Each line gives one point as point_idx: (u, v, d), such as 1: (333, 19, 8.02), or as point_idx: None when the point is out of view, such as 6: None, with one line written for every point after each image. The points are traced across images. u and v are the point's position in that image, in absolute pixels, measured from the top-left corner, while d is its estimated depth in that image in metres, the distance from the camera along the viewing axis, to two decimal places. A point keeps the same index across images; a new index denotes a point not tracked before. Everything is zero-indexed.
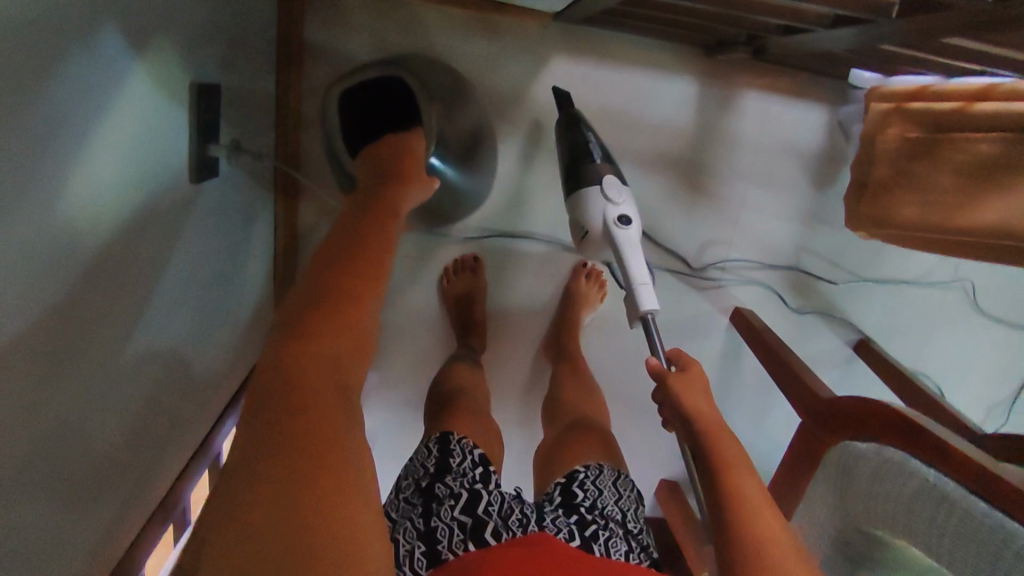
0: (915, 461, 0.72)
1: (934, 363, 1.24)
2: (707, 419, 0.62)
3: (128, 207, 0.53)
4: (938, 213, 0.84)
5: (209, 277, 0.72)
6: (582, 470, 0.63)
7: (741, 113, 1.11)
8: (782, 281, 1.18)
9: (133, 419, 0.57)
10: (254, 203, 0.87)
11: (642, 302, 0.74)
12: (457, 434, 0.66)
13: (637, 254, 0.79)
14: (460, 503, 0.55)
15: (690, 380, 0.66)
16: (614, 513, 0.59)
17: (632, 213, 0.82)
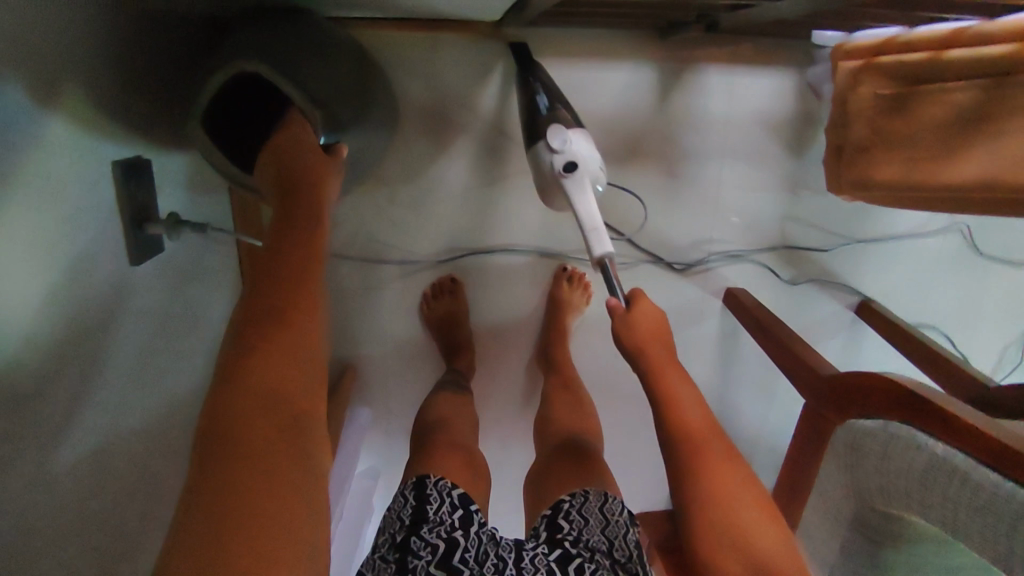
0: (921, 434, 0.69)
1: (935, 315, 1.21)
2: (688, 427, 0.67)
3: (78, 314, 0.53)
4: (919, 171, 0.80)
5: (175, 354, 0.72)
6: (569, 498, 0.76)
7: (704, 90, 1.05)
8: (770, 256, 1.15)
9: (110, 516, 0.58)
10: (222, 265, 0.86)
11: (596, 251, 0.77)
12: (432, 476, 0.76)
13: (587, 202, 0.78)
14: (435, 557, 0.67)
15: (640, 337, 0.71)
16: (598, 544, 0.71)
17: (580, 157, 0.79)
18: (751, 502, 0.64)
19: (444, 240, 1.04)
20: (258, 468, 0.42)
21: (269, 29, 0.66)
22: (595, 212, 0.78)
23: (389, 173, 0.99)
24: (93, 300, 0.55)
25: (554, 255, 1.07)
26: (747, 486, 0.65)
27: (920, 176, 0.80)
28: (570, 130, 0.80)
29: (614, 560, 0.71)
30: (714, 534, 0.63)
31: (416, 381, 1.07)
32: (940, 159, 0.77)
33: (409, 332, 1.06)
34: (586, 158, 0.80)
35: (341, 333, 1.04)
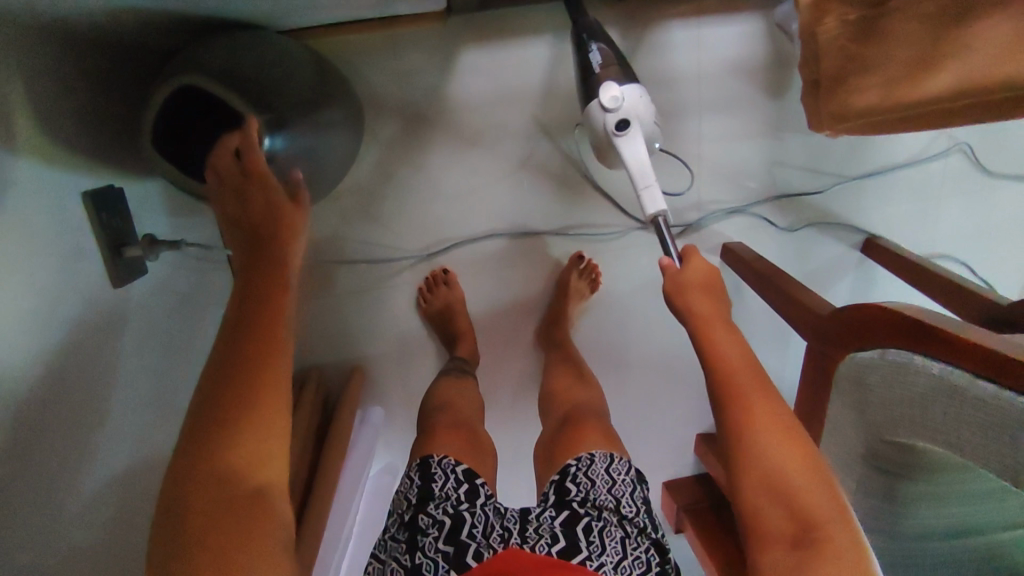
0: (920, 357, 0.68)
1: (945, 242, 1.17)
2: (727, 384, 0.66)
3: (68, 339, 0.57)
4: (893, 96, 0.76)
5: (173, 370, 0.75)
6: (575, 463, 0.78)
7: (671, 47, 1.03)
8: (764, 205, 1.13)
9: (121, 522, 0.63)
10: (215, 285, 0.90)
11: (648, 208, 0.82)
12: (436, 456, 0.81)
13: (640, 162, 0.82)
14: (442, 533, 0.70)
15: (692, 297, 0.74)
16: (607, 502, 0.74)
17: (631, 115, 0.83)
18: (797, 455, 0.61)
19: (430, 234, 1.06)
20: (214, 539, 0.43)
21: (217, 49, 0.67)
22: (648, 168, 0.83)
23: (368, 177, 1.01)
24: (83, 324, 0.59)
25: (537, 233, 1.08)
26: (791, 439, 0.62)
27: (898, 96, 0.75)
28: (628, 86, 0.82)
29: (621, 516, 0.74)
30: (758, 489, 0.60)
31: (422, 373, 1.09)
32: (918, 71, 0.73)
33: (411, 327, 1.08)
34: (637, 116, 0.83)
35: (344, 338, 1.07)
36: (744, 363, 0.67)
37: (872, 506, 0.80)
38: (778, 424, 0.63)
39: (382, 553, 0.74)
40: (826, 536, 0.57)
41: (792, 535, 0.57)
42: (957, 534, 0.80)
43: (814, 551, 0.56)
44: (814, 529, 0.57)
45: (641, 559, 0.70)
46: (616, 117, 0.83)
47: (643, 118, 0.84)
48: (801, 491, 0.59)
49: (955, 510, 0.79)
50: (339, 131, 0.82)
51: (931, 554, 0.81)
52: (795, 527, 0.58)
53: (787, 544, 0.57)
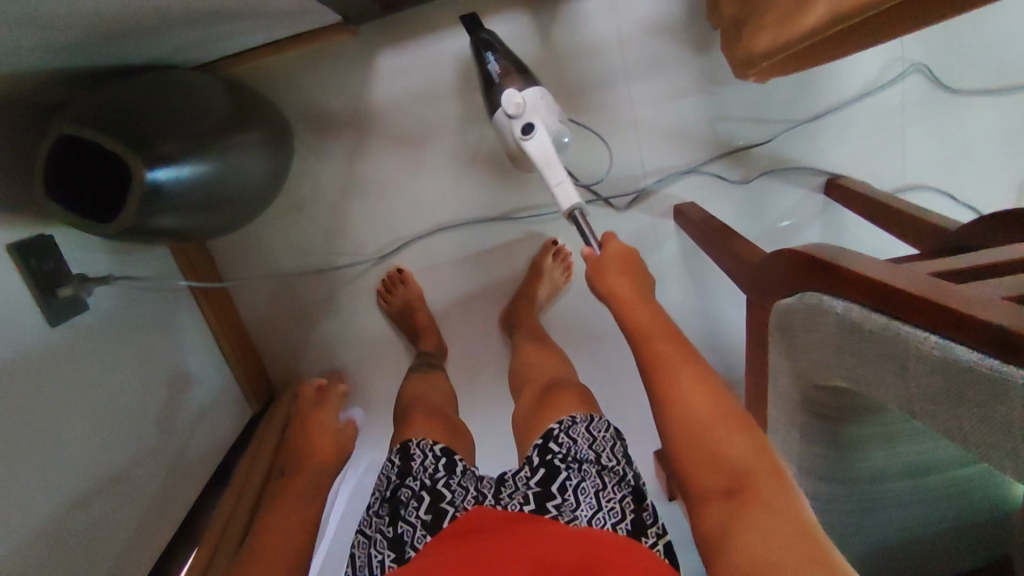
0: (829, 299, 0.66)
1: (915, 172, 1.12)
2: (652, 353, 0.65)
3: (11, 371, 0.63)
4: (794, 20, 0.76)
5: (138, 390, 0.82)
6: (557, 425, 0.80)
7: (587, 18, 1.03)
8: (711, 161, 1.11)
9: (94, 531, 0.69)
10: (179, 310, 0.97)
11: (564, 203, 0.84)
12: (415, 439, 0.85)
13: (550, 162, 0.86)
14: (422, 503, 0.74)
15: (610, 280, 0.75)
16: (586, 456, 0.77)
17: (535, 118, 0.86)
18: (722, 412, 0.58)
19: (384, 236, 1.11)
20: None
21: (112, 90, 0.70)
22: (557, 165, 0.86)
23: (317, 189, 1.07)
24: (26, 358, 0.66)
25: (486, 219, 1.11)
26: (714, 395, 0.60)
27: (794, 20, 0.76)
28: (528, 92, 0.87)
29: (602, 468, 0.76)
30: (688, 446, 0.57)
31: (391, 369, 1.14)
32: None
33: (376, 328, 1.13)
34: (541, 121, 0.87)
35: (319, 345, 1.13)
36: (667, 336, 0.67)
37: (821, 454, 0.78)
38: (701, 386, 0.61)
39: (366, 529, 0.77)
40: (757, 485, 0.52)
41: (726, 488, 0.53)
42: (922, 470, 0.79)
43: (747, 501, 0.52)
44: (747, 482, 0.53)
45: (616, 508, 0.72)
46: (521, 123, 0.86)
47: (548, 120, 0.88)
48: (728, 445, 0.56)
49: (918, 447, 0.78)
50: (261, 150, 0.87)
51: (897, 492, 0.80)
52: (726, 480, 0.54)
53: (722, 498, 0.53)
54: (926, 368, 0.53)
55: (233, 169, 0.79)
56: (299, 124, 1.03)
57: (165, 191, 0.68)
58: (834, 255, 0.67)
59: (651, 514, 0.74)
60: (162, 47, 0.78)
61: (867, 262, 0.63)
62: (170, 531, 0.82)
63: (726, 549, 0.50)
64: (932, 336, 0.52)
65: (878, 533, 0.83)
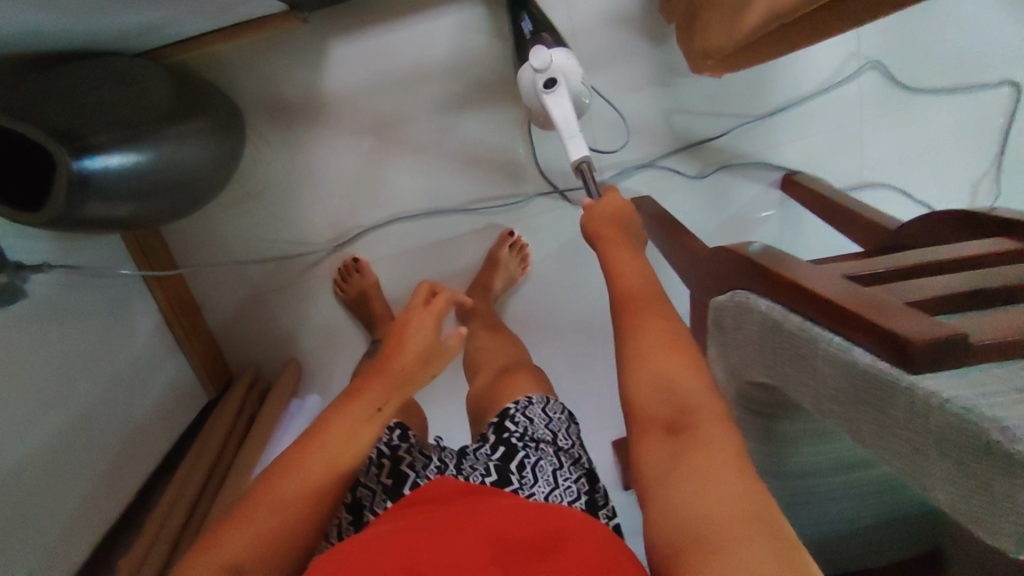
0: (755, 297, 0.67)
1: (873, 171, 1.13)
2: (626, 292, 0.66)
3: None
4: (740, 16, 0.77)
5: (83, 375, 0.83)
6: (515, 404, 0.79)
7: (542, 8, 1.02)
8: (668, 155, 1.11)
9: (33, 511, 0.70)
10: (128, 294, 0.98)
11: (573, 155, 0.86)
12: None
13: (568, 116, 0.88)
14: (383, 469, 0.73)
15: (599, 223, 0.75)
16: (543, 436, 0.75)
17: (560, 76, 0.89)
18: (678, 349, 0.58)
19: (341, 224, 1.11)
20: None
21: (37, 79, 0.69)
22: (574, 121, 0.88)
23: (272, 177, 1.07)
24: None
25: (445, 211, 1.12)
26: (675, 333, 0.60)
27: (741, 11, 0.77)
28: (557, 49, 0.89)
29: (559, 449, 0.75)
30: (642, 379, 0.57)
31: (349, 357, 1.16)
32: None
33: (333, 314, 1.14)
34: (564, 76, 0.89)
35: (279, 332, 1.15)
36: (651, 292, 0.65)
37: (753, 447, 0.79)
38: (664, 325, 0.61)
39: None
40: (700, 424, 0.52)
41: (670, 422, 0.53)
42: (847, 466, 0.81)
43: (686, 436, 0.52)
44: (689, 418, 0.53)
45: (572, 488, 0.70)
46: (544, 78, 0.89)
47: (571, 80, 0.90)
48: (682, 384, 0.55)
49: (839, 445, 0.79)
50: (206, 136, 0.86)
51: (829, 487, 0.82)
52: (671, 413, 0.54)
53: (662, 431, 0.53)
54: (830, 370, 0.54)
55: (174, 155, 0.79)
56: (253, 111, 1.03)
57: (94, 181, 0.69)
58: (767, 258, 0.68)
59: (602, 495, 0.73)
60: (99, 32, 0.77)
61: (799, 266, 0.64)
62: (113, 511, 0.83)
63: (660, 477, 0.50)
64: (835, 338, 0.54)
65: (812, 525, 0.85)
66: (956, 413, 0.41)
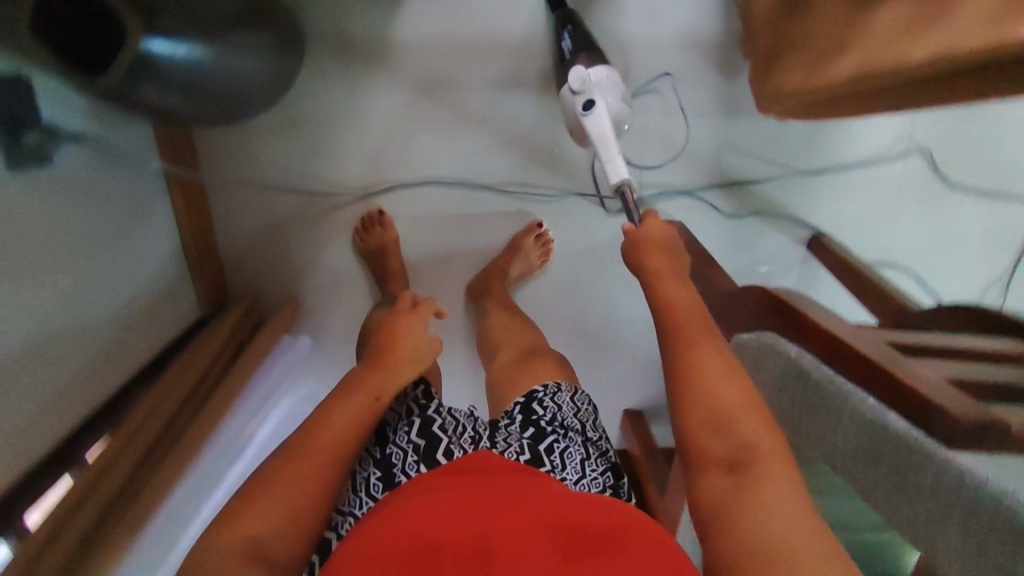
0: (784, 342, 0.68)
1: (899, 251, 1.16)
2: (683, 327, 0.66)
3: None
4: (826, 66, 0.78)
5: (88, 259, 0.81)
6: (542, 389, 0.81)
7: (625, 12, 1.02)
8: (709, 187, 1.12)
9: (25, 384, 0.68)
10: (146, 192, 0.95)
11: (613, 177, 0.86)
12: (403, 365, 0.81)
13: (605, 137, 0.88)
14: (413, 428, 0.71)
15: (646, 253, 0.76)
16: (572, 424, 0.77)
17: (597, 95, 0.89)
18: (739, 390, 0.58)
19: (376, 173, 1.09)
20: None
21: None
22: (610, 143, 0.88)
23: (316, 112, 1.05)
24: None
25: (480, 186, 1.11)
26: (735, 374, 0.60)
27: (828, 63, 0.78)
28: (596, 70, 0.90)
29: (587, 439, 0.77)
30: (700, 417, 0.57)
31: (353, 306, 1.15)
32: (841, 43, 0.75)
33: (346, 259, 1.13)
34: (603, 97, 0.89)
35: (288, 266, 1.13)
36: (705, 329, 0.66)
37: None
38: (724, 364, 0.61)
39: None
40: (761, 461, 0.52)
41: (728, 460, 0.53)
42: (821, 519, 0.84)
43: (747, 474, 0.52)
44: (752, 456, 0.53)
45: (598, 479, 0.72)
46: (583, 99, 0.90)
47: (611, 99, 0.90)
48: (741, 425, 0.55)
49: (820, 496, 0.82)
50: (270, 50, 0.84)
51: None
52: (730, 452, 0.54)
53: (722, 470, 0.53)
54: (856, 429, 0.55)
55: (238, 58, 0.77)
56: (315, 38, 1.00)
57: (156, 65, 0.67)
58: (805, 308, 0.69)
59: (625, 489, 0.75)
60: None
61: (836, 323, 0.65)
62: (91, 404, 0.80)
63: (722, 515, 0.50)
64: (872, 397, 0.54)
65: None
66: (992, 496, 0.43)
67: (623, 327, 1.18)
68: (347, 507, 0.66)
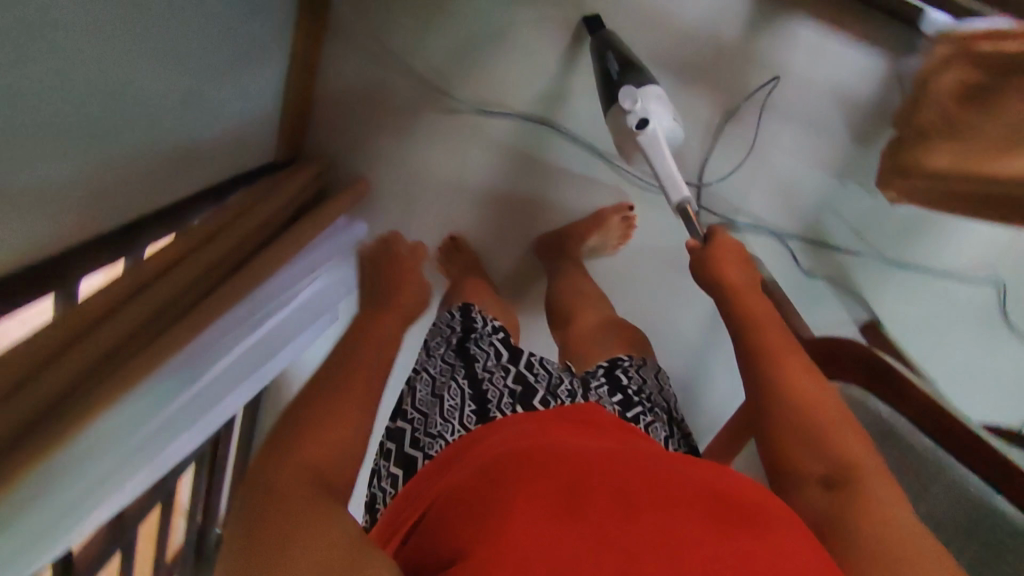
0: (874, 400, 0.70)
1: (948, 372, 1.14)
2: (772, 349, 0.64)
3: None
4: (992, 157, 0.76)
5: (212, 59, 0.76)
6: (627, 359, 0.83)
7: (794, 44, 1.02)
8: (798, 238, 1.13)
9: (119, 153, 0.63)
10: (279, 21, 0.91)
11: (674, 197, 0.85)
12: (476, 309, 0.90)
13: (662, 154, 0.87)
14: (509, 375, 0.72)
15: (729, 271, 0.73)
16: (655, 402, 0.78)
17: (651, 114, 0.87)
18: (830, 413, 0.58)
19: (498, 95, 1.07)
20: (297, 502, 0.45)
21: None
22: (666, 163, 0.86)
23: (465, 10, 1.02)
24: None
25: (592, 149, 1.10)
26: (827, 398, 0.59)
27: (994, 156, 0.75)
28: (644, 90, 0.88)
29: (668, 417, 0.79)
30: (789, 437, 0.57)
31: (426, 214, 1.13)
32: (1015, 141, 0.72)
33: (435, 167, 1.11)
34: (657, 115, 0.88)
35: (378, 150, 1.10)
36: (792, 351, 0.64)
37: None
38: (820, 390, 0.60)
39: (432, 368, 0.78)
40: (859, 480, 0.52)
41: (824, 476, 0.54)
42: None
43: (849, 491, 0.52)
44: (849, 471, 0.53)
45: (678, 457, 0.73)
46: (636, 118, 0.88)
47: (664, 118, 0.88)
48: (833, 439, 0.55)
49: None
50: None
51: None
52: (826, 469, 0.54)
53: (818, 486, 0.53)
54: (952, 498, 0.58)
55: None
56: None
57: None
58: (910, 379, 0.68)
59: None
60: None
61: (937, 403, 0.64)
62: (162, 202, 0.76)
63: (829, 529, 0.50)
64: (973, 474, 0.58)
65: None
66: None
67: (668, 337, 1.17)
68: (438, 432, 0.66)
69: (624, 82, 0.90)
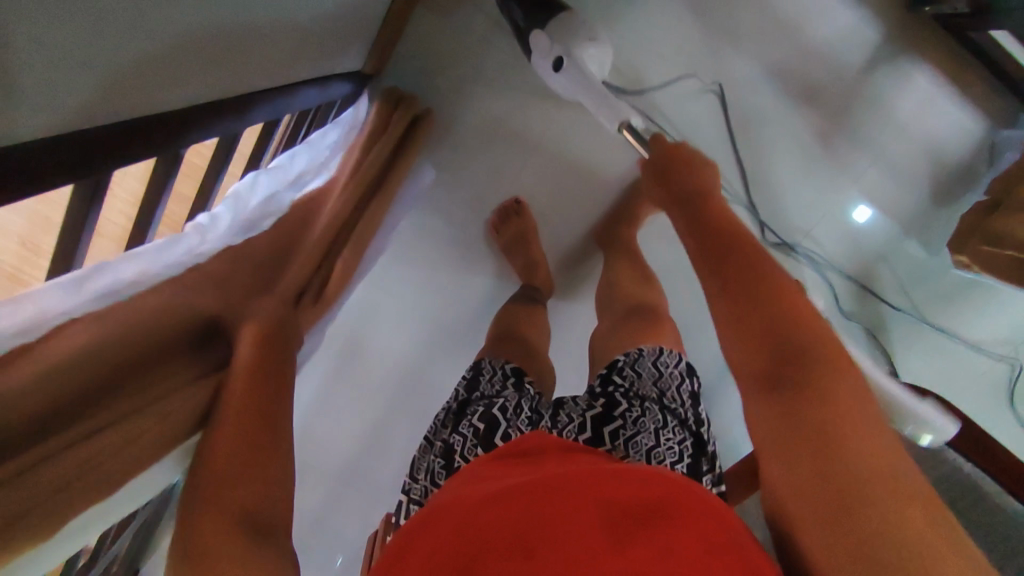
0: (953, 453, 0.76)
1: None
2: (733, 233, 0.54)
3: None
4: None
5: None
6: (625, 357, 0.75)
7: (907, 88, 1.02)
8: (847, 279, 1.10)
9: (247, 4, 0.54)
10: None
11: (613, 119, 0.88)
12: (489, 360, 0.81)
13: (583, 87, 0.88)
14: (480, 414, 0.66)
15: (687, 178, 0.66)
16: (649, 394, 0.69)
17: (566, 53, 0.87)
18: (790, 301, 0.48)
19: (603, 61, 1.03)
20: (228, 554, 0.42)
21: None
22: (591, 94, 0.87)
23: None
24: None
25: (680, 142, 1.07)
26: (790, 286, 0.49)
27: None
28: (552, 28, 0.87)
29: (664, 404, 0.68)
30: (741, 325, 0.47)
31: (498, 165, 1.08)
32: None
33: (521, 121, 1.06)
34: (571, 51, 0.87)
35: (466, 87, 1.04)
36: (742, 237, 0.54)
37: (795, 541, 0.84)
38: (779, 274, 0.50)
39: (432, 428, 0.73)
40: (818, 375, 0.42)
41: (770, 372, 0.44)
42: None
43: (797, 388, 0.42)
44: (812, 358, 0.44)
45: (676, 449, 0.62)
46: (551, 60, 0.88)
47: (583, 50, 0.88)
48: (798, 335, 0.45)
49: None
50: None
51: None
52: (774, 363, 0.44)
53: (763, 386, 0.44)
54: None
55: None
56: None
57: None
58: None
59: (709, 462, 0.65)
60: None
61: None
62: (261, 80, 0.67)
63: (786, 442, 0.41)
64: None
65: None
66: None
67: (699, 348, 1.16)
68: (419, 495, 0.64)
69: (528, 28, 0.89)
